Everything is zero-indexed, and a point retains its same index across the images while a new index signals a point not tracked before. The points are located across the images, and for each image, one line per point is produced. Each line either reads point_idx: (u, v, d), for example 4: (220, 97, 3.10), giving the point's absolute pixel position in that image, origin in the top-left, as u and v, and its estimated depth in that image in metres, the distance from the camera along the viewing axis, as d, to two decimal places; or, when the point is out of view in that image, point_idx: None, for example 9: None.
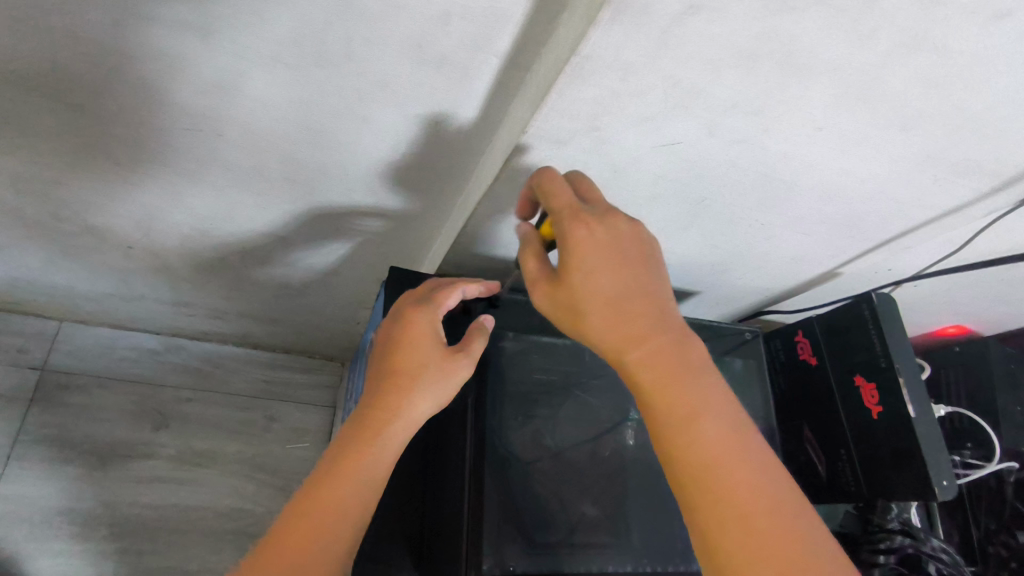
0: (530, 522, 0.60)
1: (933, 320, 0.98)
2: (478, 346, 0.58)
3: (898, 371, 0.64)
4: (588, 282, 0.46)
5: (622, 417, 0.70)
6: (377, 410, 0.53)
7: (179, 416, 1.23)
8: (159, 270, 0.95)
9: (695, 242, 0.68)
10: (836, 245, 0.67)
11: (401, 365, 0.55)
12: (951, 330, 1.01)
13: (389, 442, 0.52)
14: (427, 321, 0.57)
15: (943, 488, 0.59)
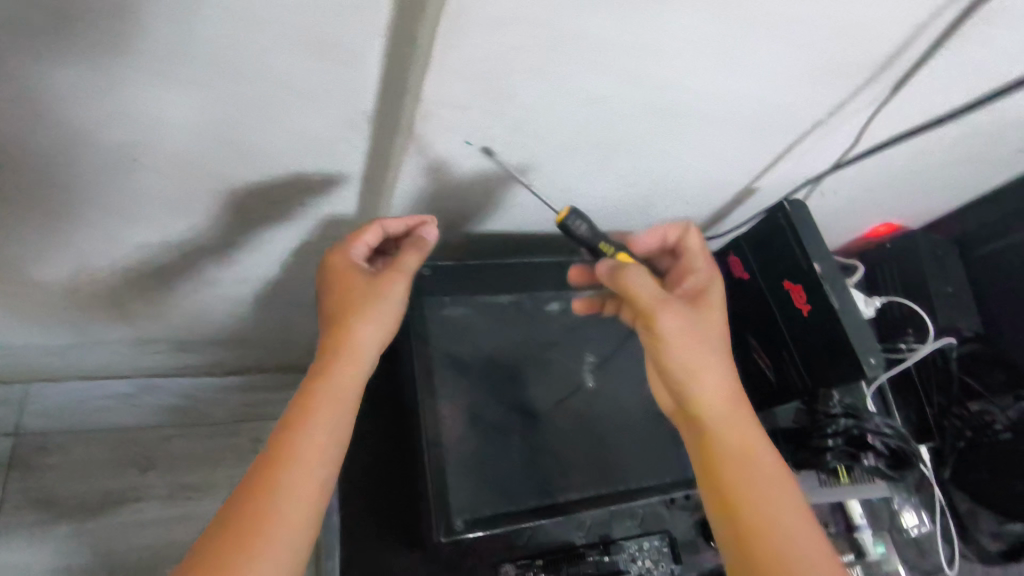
0: (506, 480, 0.64)
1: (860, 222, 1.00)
2: (412, 260, 0.63)
3: (820, 273, 0.67)
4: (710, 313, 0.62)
5: (579, 361, 0.72)
6: (332, 343, 0.61)
7: (163, 454, 1.23)
8: (109, 310, 0.95)
9: (612, 183, 0.71)
10: (746, 161, 0.70)
11: (342, 300, 0.62)
12: (880, 230, 1.02)
13: (339, 370, 0.60)
14: (351, 262, 0.63)
15: (872, 366, 0.63)
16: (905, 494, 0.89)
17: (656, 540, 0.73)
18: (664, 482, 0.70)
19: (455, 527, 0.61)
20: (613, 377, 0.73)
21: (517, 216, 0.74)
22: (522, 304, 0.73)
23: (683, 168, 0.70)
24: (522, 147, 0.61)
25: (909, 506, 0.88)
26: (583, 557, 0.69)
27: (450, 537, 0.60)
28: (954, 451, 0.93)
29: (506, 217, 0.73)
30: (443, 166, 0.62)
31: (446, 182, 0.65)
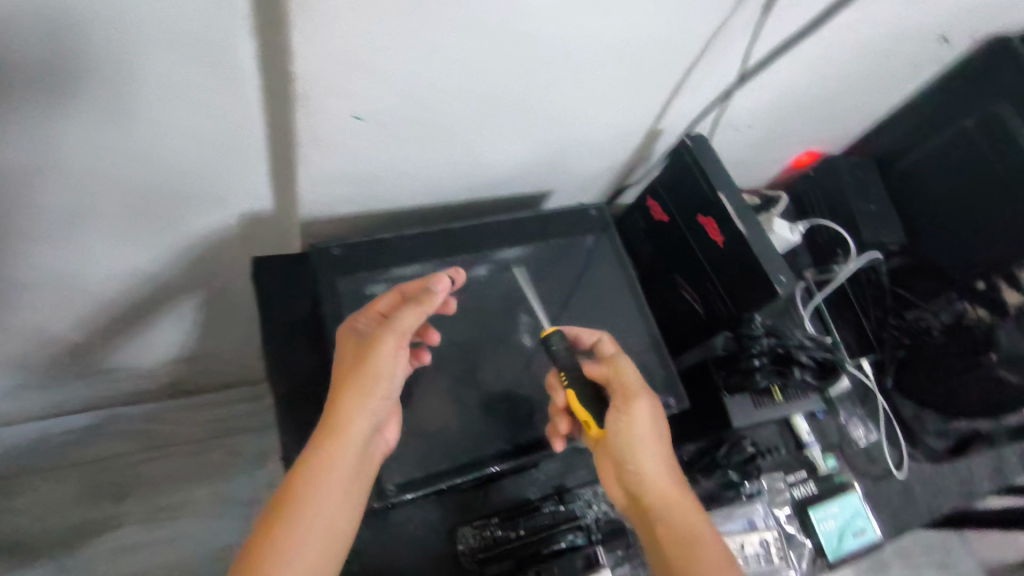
0: (437, 444, 0.65)
1: (782, 153, 1.04)
2: (408, 317, 0.60)
3: (722, 201, 0.69)
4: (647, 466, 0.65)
5: (512, 322, 0.73)
6: (326, 411, 0.58)
7: (135, 478, 1.14)
8: (42, 366, 0.91)
9: (517, 146, 0.71)
10: (642, 102, 0.71)
11: (342, 366, 0.60)
12: (805, 159, 1.07)
13: (335, 438, 0.57)
14: (353, 328, 0.61)
15: (782, 283, 0.65)
16: (851, 407, 0.93)
17: None
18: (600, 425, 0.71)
19: (385, 491, 0.62)
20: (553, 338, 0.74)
21: (426, 188, 0.73)
22: (444, 272, 0.72)
23: (583, 118, 0.70)
24: (412, 114, 0.60)
25: (855, 418, 0.93)
26: (539, 509, 0.72)
27: (382, 502, 0.62)
28: (894, 361, 0.97)
29: (415, 190, 0.73)
30: (337, 147, 0.61)
31: (344, 165, 0.64)
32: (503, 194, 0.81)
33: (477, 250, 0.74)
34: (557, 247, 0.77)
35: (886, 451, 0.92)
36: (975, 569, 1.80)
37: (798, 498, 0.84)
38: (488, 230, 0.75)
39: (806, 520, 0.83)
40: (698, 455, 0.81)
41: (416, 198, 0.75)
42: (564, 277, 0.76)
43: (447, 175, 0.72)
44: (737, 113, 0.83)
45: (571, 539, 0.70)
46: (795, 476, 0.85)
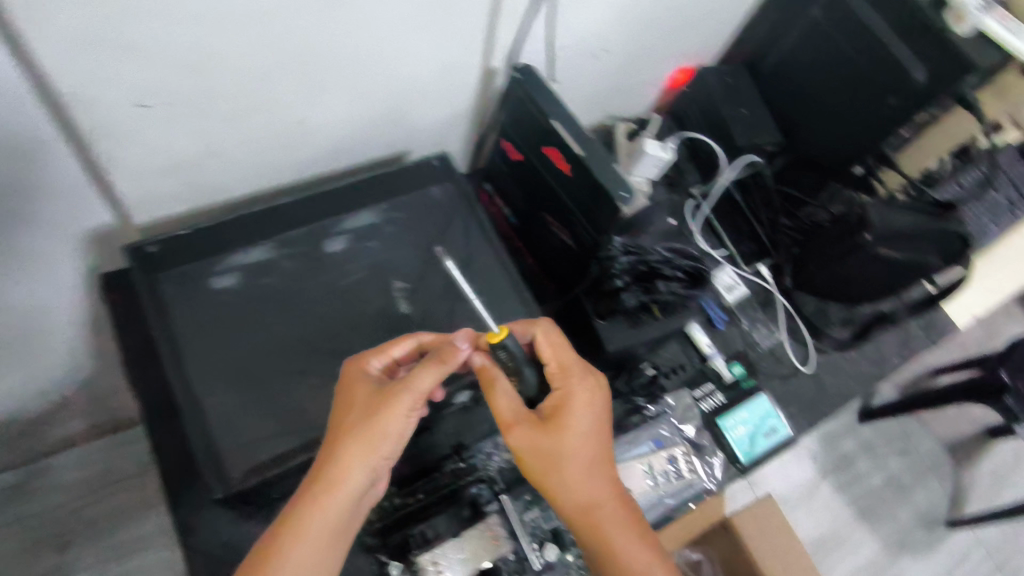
0: (295, 421, 0.61)
1: (653, 73, 1.00)
2: (429, 380, 0.57)
3: (558, 126, 0.67)
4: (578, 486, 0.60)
5: (388, 291, 0.72)
6: (324, 457, 0.55)
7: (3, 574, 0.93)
8: None
9: (340, 104, 0.68)
10: (462, 36, 0.68)
11: (344, 416, 0.56)
12: (679, 77, 1.03)
13: (335, 492, 0.54)
14: (363, 380, 0.58)
15: (623, 198, 0.63)
16: (753, 313, 0.93)
17: None
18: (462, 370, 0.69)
19: (231, 482, 0.58)
20: (426, 297, 0.73)
21: (261, 167, 0.70)
22: (293, 252, 0.69)
23: (403, 63, 0.67)
24: (202, 87, 0.57)
25: (758, 322, 0.93)
26: (439, 468, 0.72)
27: (226, 491, 0.58)
28: (790, 259, 0.96)
29: (252, 172, 0.70)
30: (142, 137, 0.58)
31: (156, 156, 0.61)
32: (351, 161, 0.78)
33: (322, 223, 0.71)
34: (407, 205, 0.75)
35: (790, 351, 0.92)
36: (932, 449, 1.85)
37: (708, 410, 0.85)
38: (333, 199, 0.72)
39: (717, 431, 0.84)
40: None
41: (254, 181, 0.72)
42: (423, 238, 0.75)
43: (278, 149, 0.69)
44: (565, 42, 0.79)
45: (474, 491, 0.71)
46: (703, 390, 0.86)
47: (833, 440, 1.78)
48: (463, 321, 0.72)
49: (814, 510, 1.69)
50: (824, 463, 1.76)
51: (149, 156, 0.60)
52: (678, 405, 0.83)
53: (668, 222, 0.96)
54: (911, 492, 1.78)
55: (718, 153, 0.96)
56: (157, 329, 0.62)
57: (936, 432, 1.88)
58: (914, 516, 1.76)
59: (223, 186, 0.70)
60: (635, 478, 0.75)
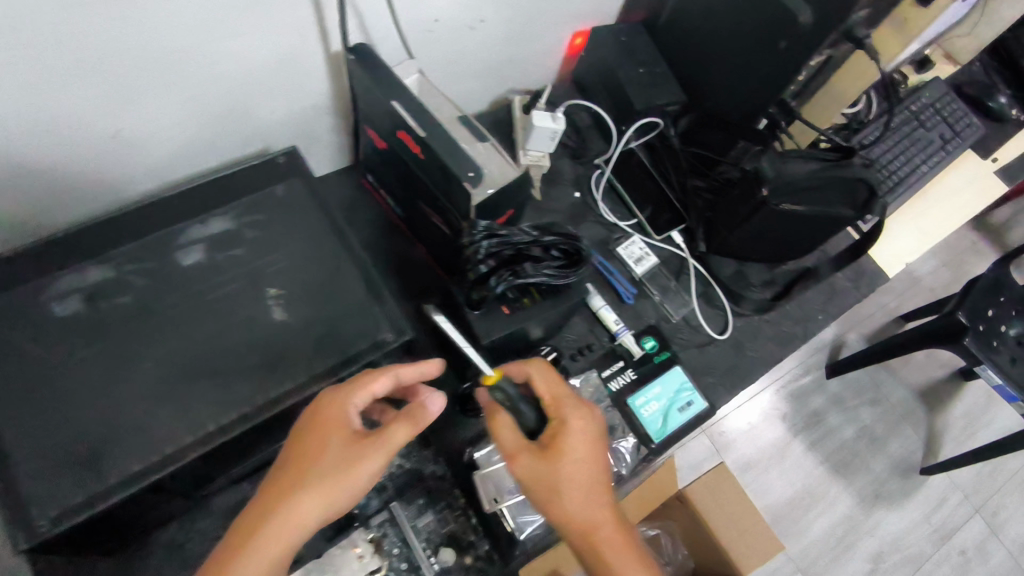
0: (121, 450, 0.55)
1: (548, 40, 0.93)
2: (406, 433, 0.50)
3: (399, 111, 0.62)
4: (576, 508, 0.56)
5: (260, 297, 0.65)
6: (266, 507, 0.46)
7: None
8: None
9: (164, 110, 0.62)
10: (287, 20, 0.60)
11: (307, 462, 0.48)
12: (580, 42, 0.97)
13: (275, 550, 0.45)
14: (340, 424, 0.50)
15: (471, 179, 0.59)
16: (665, 283, 0.88)
17: None
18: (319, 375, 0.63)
19: (39, 528, 0.52)
20: (304, 302, 0.66)
21: (92, 180, 0.65)
22: (132, 268, 0.63)
23: (223, 57, 0.60)
24: None
25: (670, 293, 0.88)
26: None
27: (34, 542, 0.51)
28: (702, 222, 0.90)
29: (82, 186, 0.64)
30: None
31: None
32: (203, 162, 0.72)
33: (164, 234, 0.65)
34: (262, 206, 0.69)
35: (705, 321, 0.88)
36: (904, 398, 1.65)
37: (618, 390, 0.81)
38: (173, 208, 0.67)
39: (629, 411, 0.80)
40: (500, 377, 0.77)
41: (87, 196, 0.66)
42: (285, 243, 0.68)
43: (104, 160, 0.63)
44: (425, 18, 0.73)
45: (361, 504, 0.69)
46: (613, 368, 0.82)
47: (801, 397, 1.58)
48: (327, 326, 0.66)
49: (784, 471, 1.51)
50: (793, 422, 1.56)
51: None
52: (585, 388, 0.80)
53: (571, 196, 0.94)
54: (886, 444, 1.59)
55: (609, 122, 0.93)
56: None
57: (909, 380, 1.67)
58: (889, 467, 1.57)
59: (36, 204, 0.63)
60: None
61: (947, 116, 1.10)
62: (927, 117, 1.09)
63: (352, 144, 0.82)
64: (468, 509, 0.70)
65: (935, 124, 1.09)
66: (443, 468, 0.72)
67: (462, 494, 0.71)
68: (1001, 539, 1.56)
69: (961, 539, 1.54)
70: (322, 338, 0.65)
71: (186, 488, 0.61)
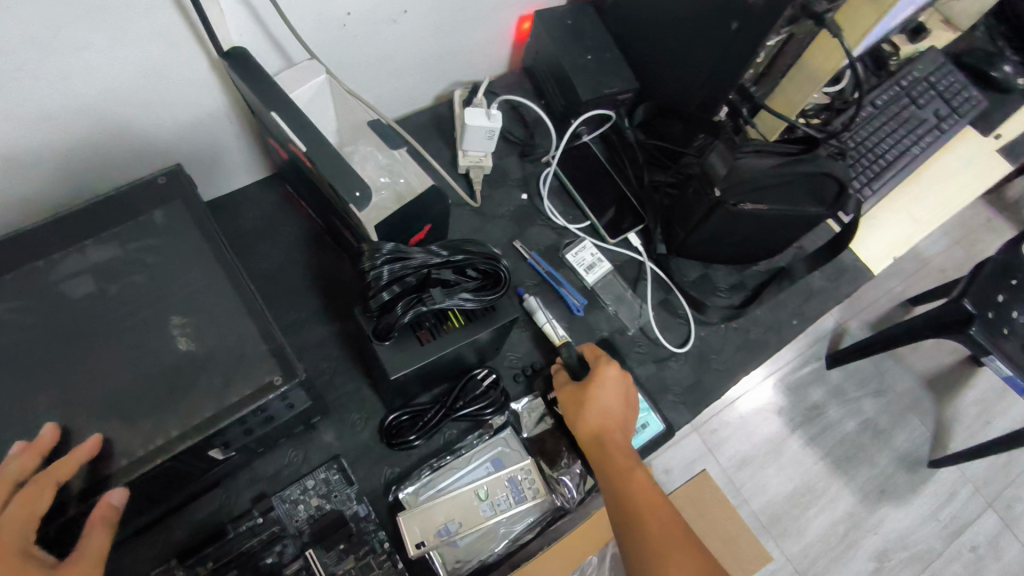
0: None
1: (492, 25, 0.85)
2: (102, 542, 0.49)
3: (279, 121, 0.55)
4: (597, 415, 0.61)
5: (161, 326, 0.57)
6: None
7: None
8: None
9: (17, 134, 0.55)
10: (148, 24, 0.53)
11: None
12: (527, 26, 0.89)
13: None
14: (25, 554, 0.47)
15: (357, 201, 0.52)
16: (619, 293, 0.81)
17: (320, 473, 0.67)
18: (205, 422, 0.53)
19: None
20: (206, 331, 0.57)
21: None
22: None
23: (81, 72, 0.53)
24: None
25: (623, 304, 0.81)
26: (232, 530, 0.62)
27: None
28: (660, 222, 0.83)
29: None
30: None
31: None
32: (86, 180, 0.65)
33: (33, 267, 0.56)
34: (157, 229, 0.60)
35: (662, 334, 0.80)
36: (912, 387, 1.40)
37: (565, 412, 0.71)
38: (42, 238, 0.57)
39: None
40: (430, 404, 0.70)
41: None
42: (178, 272, 0.59)
43: None
44: (334, 13, 0.65)
45: (272, 553, 0.60)
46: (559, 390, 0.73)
47: (798, 389, 1.35)
48: (221, 359, 0.56)
49: (779, 471, 1.29)
50: (791, 417, 1.33)
51: None
52: (529, 412, 0.73)
53: (518, 199, 0.86)
54: (893, 437, 1.35)
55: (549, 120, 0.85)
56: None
57: (918, 366, 1.41)
58: (894, 462, 1.33)
59: None
60: (467, 510, 0.64)
61: (943, 91, 0.98)
62: (919, 93, 0.98)
63: (268, 154, 0.76)
64: (393, 554, 0.63)
65: (928, 101, 0.98)
66: (367, 509, 0.66)
67: (387, 538, 0.64)
68: (1016, 533, 1.31)
69: (972, 535, 1.30)
70: (219, 373, 0.56)
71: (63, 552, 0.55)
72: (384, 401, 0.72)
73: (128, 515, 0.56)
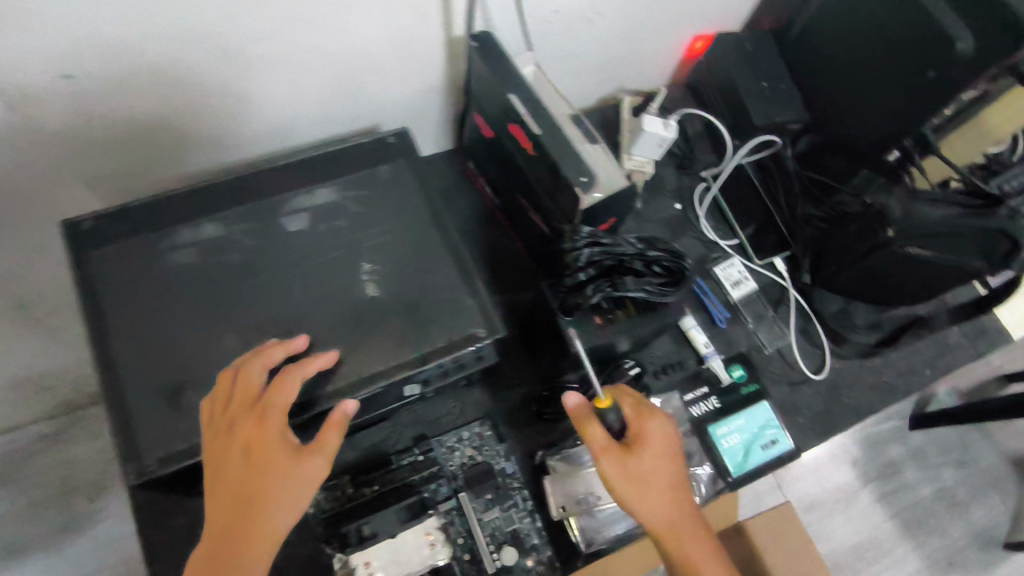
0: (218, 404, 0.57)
1: (666, 42, 0.91)
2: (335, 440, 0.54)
3: (516, 104, 0.61)
4: (657, 500, 0.59)
5: (354, 272, 0.64)
6: (244, 520, 0.50)
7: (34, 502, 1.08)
8: None
9: (280, 79, 0.63)
10: (408, 1, 0.60)
11: (249, 472, 0.51)
12: (700, 45, 0.94)
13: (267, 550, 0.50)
14: (277, 433, 0.53)
15: (582, 184, 0.57)
16: (761, 311, 0.85)
17: (475, 427, 0.73)
18: (404, 361, 0.60)
19: (146, 468, 0.54)
20: (392, 283, 0.64)
21: (208, 134, 0.67)
22: (241, 227, 0.65)
23: (347, 30, 0.60)
24: (108, 60, 0.54)
25: (765, 322, 0.84)
26: (396, 461, 0.69)
27: (140, 479, 0.54)
28: (808, 253, 0.86)
29: (199, 142, 0.67)
30: (66, 109, 0.56)
31: (84, 119, 0.58)
32: (310, 133, 0.73)
33: (272, 200, 0.66)
34: (364, 181, 0.68)
35: (801, 359, 0.84)
36: (993, 464, 1.42)
37: (699, 417, 0.78)
38: (285, 174, 0.67)
39: (707, 439, 0.77)
40: (581, 384, 0.74)
41: (200, 154, 0.69)
42: (391, 225, 0.66)
43: (225, 117, 0.65)
44: (547, 9, 0.71)
45: (429, 489, 0.66)
46: (695, 393, 0.79)
47: (876, 445, 1.39)
48: (427, 309, 0.63)
49: (848, 521, 1.33)
50: (864, 471, 1.38)
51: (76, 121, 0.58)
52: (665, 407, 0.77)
53: (672, 208, 0.90)
54: (970, 511, 1.37)
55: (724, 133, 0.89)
56: (96, 290, 0.59)
57: (1004, 445, 1.43)
58: (968, 536, 1.36)
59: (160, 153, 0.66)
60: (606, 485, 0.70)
61: None
62: None
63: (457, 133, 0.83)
64: (535, 512, 0.70)
65: None
66: (514, 467, 0.71)
67: (529, 496, 0.70)
68: None
69: None
70: (423, 316, 0.62)
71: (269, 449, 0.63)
72: (540, 371, 0.78)
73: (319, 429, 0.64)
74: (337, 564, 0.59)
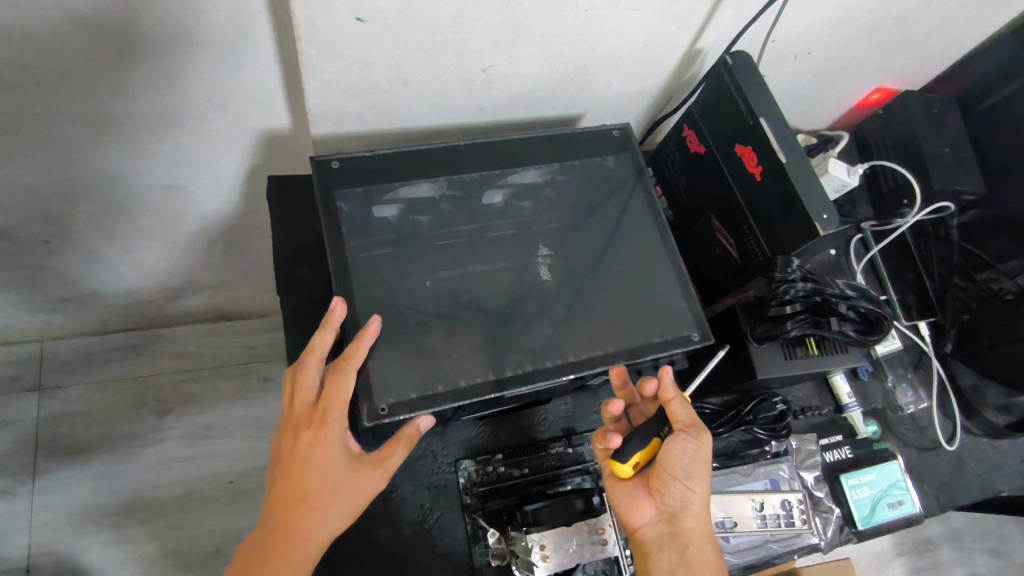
0: (426, 362, 0.58)
1: (853, 88, 0.89)
2: (400, 453, 0.58)
3: (765, 125, 0.62)
4: (688, 492, 0.60)
5: (531, 256, 0.66)
6: (296, 498, 0.56)
7: (151, 387, 1.16)
8: (66, 267, 0.94)
9: (530, 62, 0.63)
10: (679, 10, 0.60)
11: (306, 455, 0.56)
12: (875, 98, 0.93)
13: (321, 531, 0.56)
14: (339, 436, 0.57)
15: (824, 222, 0.59)
16: (901, 371, 0.85)
17: None
18: (607, 353, 0.63)
19: (378, 410, 0.56)
20: (570, 275, 0.66)
21: (440, 104, 0.67)
22: (454, 194, 0.66)
23: (610, 27, 0.60)
24: (397, 24, 0.54)
25: (904, 383, 0.85)
26: (547, 448, 0.70)
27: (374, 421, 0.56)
28: (956, 326, 0.87)
29: (424, 108, 0.67)
30: (335, 54, 0.55)
31: (351, 73, 0.58)
32: (519, 118, 0.73)
33: (486, 171, 0.68)
34: (575, 168, 0.71)
35: (929, 424, 0.85)
36: None
37: (831, 463, 0.79)
38: (508, 147, 0.69)
39: (837, 487, 0.78)
40: (722, 410, 0.75)
41: (417, 121, 0.69)
42: (598, 223, 0.69)
43: (462, 89, 0.65)
44: (771, 37, 0.72)
45: (578, 480, 0.68)
46: (830, 440, 0.80)
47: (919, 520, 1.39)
48: (624, 309, 0.65)
49: None
50: (903, 542, 1.37)
51: (345, 76, 0.59)
52: (801, 449, 0.78)
53: (827, 253, 0.90)
54: None
55: (911, 184, 0.85)
56: (323, 229, 0.61)
57: None
58: None
59: (389, 113, 0.66)
60: (741, 513, 0.72)
61: None
62: None
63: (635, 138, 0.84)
64: None
65: None
66: None
67: None
68: None
69: None
70: (622, 320, 0.64)
71: (446, 412, 0.64)
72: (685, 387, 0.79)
73: (494, 402, 0.66)
74: (491, 543, 0.64)
